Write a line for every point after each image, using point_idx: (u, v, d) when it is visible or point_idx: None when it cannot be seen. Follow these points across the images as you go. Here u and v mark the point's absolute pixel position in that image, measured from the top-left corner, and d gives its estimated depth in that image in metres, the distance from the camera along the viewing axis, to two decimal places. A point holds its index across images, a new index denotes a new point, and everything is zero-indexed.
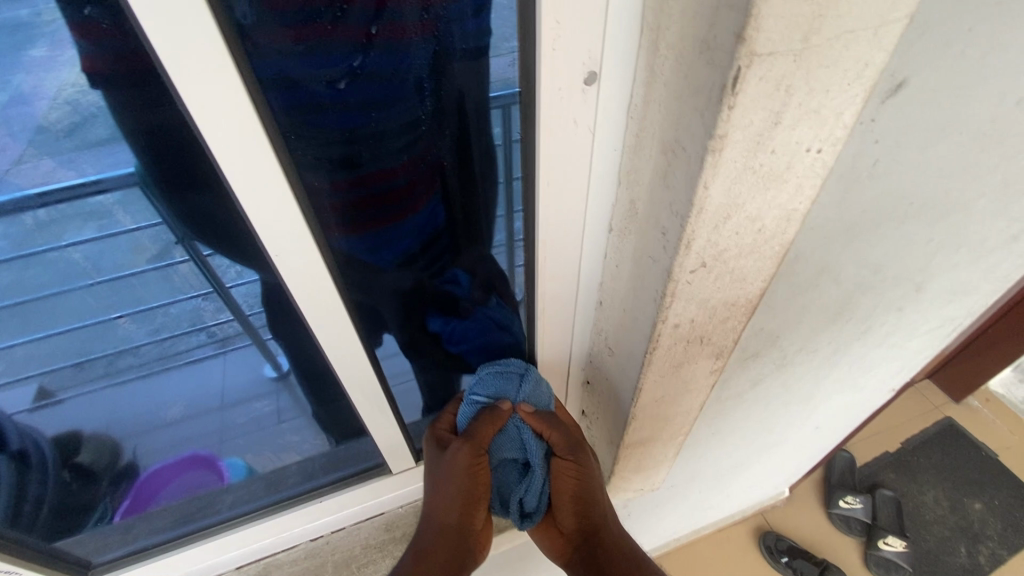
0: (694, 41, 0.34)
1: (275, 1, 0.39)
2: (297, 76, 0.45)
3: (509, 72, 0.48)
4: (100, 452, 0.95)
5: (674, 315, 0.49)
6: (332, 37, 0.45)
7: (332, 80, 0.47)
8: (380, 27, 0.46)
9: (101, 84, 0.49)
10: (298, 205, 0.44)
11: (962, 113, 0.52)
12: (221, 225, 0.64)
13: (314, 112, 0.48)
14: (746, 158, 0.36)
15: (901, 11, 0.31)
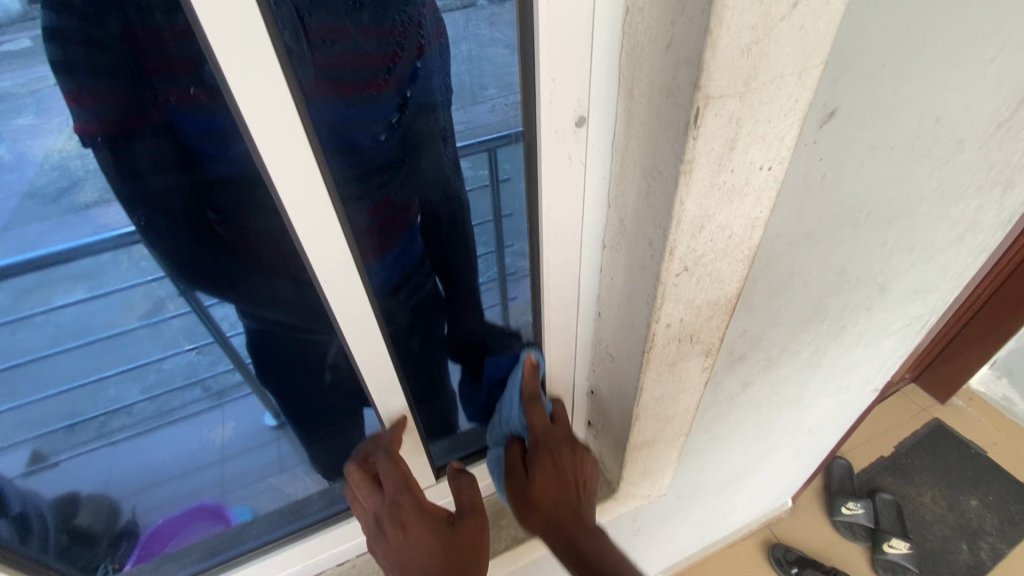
0: (662, 89, 0.42)
1: (333, 61, 0.59)
2: (341, 121, 0.63)
3: (491, 116, 0.65)
4: (95, 516, 1.01)
5: (666, 316, 0.56)
6: (368, 94, 0.64)
7: (362, 123, 0.65)
8: (411, 91, 0.66)
9: (186, 122, 0.67)
10: (344, 234, 0.52)
11: (889, 131, 0.62)
12: (231, 277, 0.87)
13: (347, 149, 0.65)
14: (711, 176, 0.44)
15: (817, 58, 0.40)
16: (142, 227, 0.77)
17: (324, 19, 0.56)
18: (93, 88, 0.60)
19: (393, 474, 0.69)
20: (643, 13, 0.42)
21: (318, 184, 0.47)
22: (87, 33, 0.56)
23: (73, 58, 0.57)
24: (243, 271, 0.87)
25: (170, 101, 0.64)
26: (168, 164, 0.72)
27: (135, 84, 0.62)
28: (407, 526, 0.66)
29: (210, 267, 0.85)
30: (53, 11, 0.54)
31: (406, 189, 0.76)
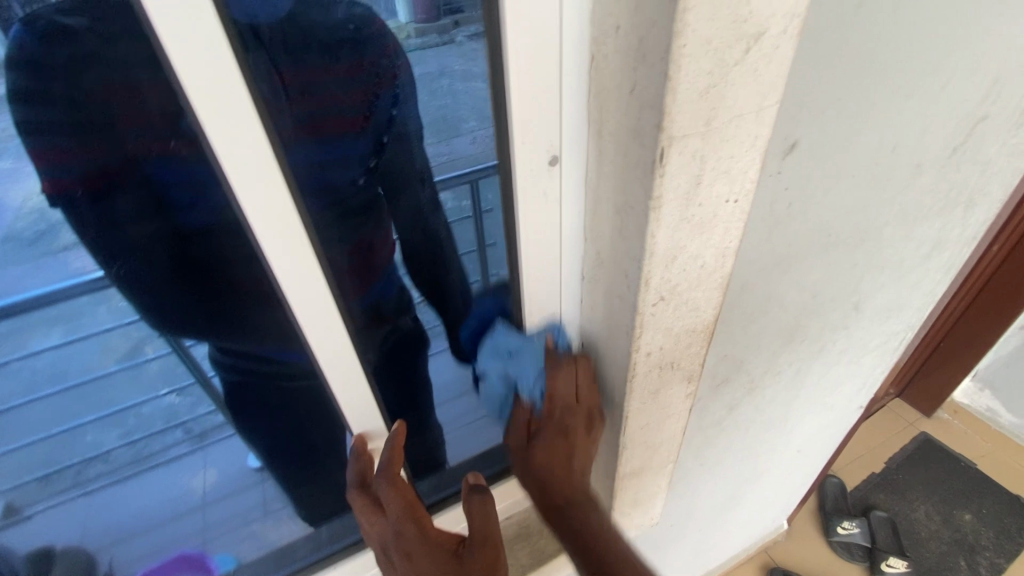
0: (628, 130, 0.44)
1: (312, 102, 0.62)
2: (319, 161, 0.67)
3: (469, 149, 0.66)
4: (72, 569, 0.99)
5: (646, 345, 0.57)
6: (342, 135, 0.66)
7: (336, 165, 0.68)
8: (388, 134, 0.69)
9: (181, 164, 0.70)
10: (326, 277, 0.52)
11: (849, 160, 0.65)
12: (210, 321, 0.87)
13: (324, 190, 0.69)
14: (680, 210, 0.46)
15: (772, 99, 0.43)
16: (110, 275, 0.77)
17: (293, 67, 0.59)
18: (60, 144, 0.64)
19: (393, 501, 0.61)
20: (607, 59, 0.44)
21: (298, 229, 0.48)
22: (52, 90, 0.60)
23: (42, 113, 0.61)
24: (225, 313, 0.87)
25: (143, 154, 0.68)
26: (142, 215, 0.73)
27: (104, 136, 0.66)
28: (413, 558, 0.59)
29: (189, 312, 0.85)
30: (19, 71, 0.58)
31: (379, 228, 0.77)
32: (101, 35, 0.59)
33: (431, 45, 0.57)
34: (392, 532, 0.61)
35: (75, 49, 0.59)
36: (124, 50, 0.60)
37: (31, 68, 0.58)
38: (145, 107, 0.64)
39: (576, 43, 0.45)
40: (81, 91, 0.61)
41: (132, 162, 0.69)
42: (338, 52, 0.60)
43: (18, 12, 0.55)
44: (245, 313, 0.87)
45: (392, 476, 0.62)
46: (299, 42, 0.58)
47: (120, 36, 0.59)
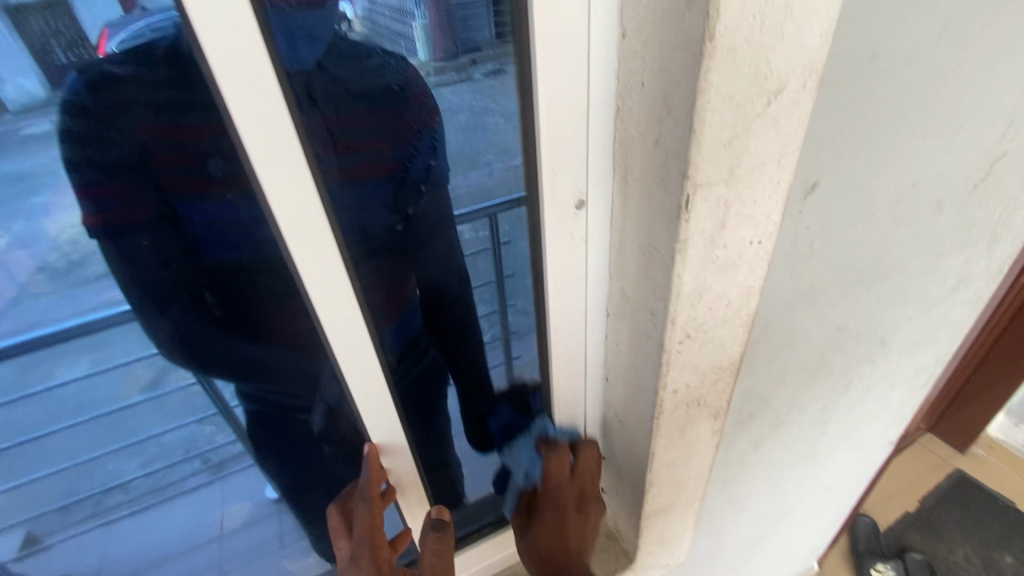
0: (653, 177, 0.46)
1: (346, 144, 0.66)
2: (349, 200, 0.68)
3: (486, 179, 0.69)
4: None
5: (672, 382, 0.58)
6: (374, 175, 0.70)
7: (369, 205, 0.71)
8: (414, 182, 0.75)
9: (216, 200, 0.74)
10: (360, 305, 0.54)
11: (869, 199, 0.67)
12: (230, 353, 0.91)
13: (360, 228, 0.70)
14: (706, 251, 0.47)
15: (793, 147, 0.44)
16: (139, 307, 0.82)
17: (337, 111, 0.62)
18: (103, 181, 0.69)
19: (361, 526, 0.63)
20: (631, 110, 0.47)
21: (339, 270, 0.50)
22: (101, 134, 0.65)
23: (88, 153, 0.66)
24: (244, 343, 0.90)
25: (177, 192, 0.74)
26: (172, 251, 0.78)
27: (143, 175, 0.71)
28: None
29: (209, 344, 0.89)
30: (70, 116, 0.62)
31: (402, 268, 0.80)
32: (148, 83, 0.62)
33: (447, 83, 0.60)
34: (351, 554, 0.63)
35: (122, 97, 0.63)
36: (163, 95, 0.63)
37: (81, 114, 0.62)
38: (180, 150, 0.69)
39: (602, 94, 0.48)
40: (126, 134, 0.67)
41: (168, 201, 0.74)
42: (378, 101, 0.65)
43: (63, 58, 0.54)
44: (268, 344, 0.89)
45: (372, 500, 0.64)
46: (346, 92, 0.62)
47: (161, 83, 0.62)
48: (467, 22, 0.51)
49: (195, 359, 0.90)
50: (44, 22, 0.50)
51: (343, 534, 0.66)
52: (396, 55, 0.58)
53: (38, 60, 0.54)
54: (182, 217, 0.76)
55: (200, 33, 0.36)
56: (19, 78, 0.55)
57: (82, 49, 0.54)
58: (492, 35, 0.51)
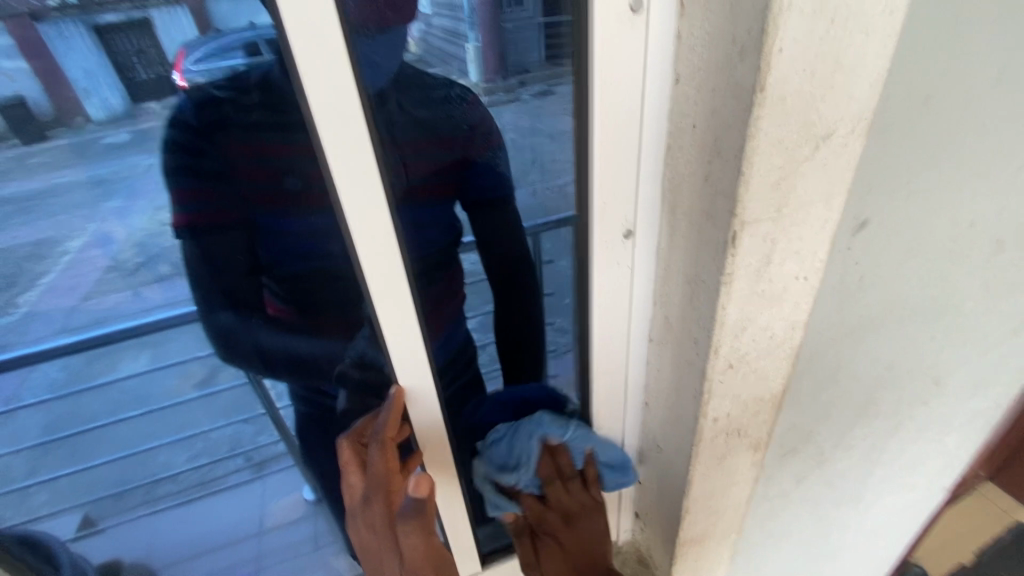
0: (701, 212, 0.48)
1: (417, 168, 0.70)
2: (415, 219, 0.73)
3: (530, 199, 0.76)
4: None
5: (713, 411, 0.59)
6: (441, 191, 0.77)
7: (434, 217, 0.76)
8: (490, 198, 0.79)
9: (293, 211, 0.79)
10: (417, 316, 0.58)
11: (923, 236, 0.66)
12: (277, 354, 0.95)
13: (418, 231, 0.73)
14: (751, 285, 0.49)
15: (841, 188, 0.46)
16: (203, 305, 0.88)
17: (411, 128, 0.67)
18: (193, 187, 0.75)
19: (376, 466, 0.58)
20: (682, 148, 0.49)
21: (402, 287, 0.55)
22: (197, 145, 0.72)
23: (184, 161, 0.73)
24: (292, 338, 0.94)
25: (256, 204, 0.80)
26: (240, 257, 0.84)
27: (227, 185, 0.77)
28: (375, 528, 0.59)
29: (259, 344, 0.93)
30: (174, 127, 0.70)
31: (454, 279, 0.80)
32: (241, 106, 0.70)
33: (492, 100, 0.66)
34: (365, 495, 0.59)
35: (219, 114, 0.71)
36: (255, 116, 0.71)
37: (186, 127, 0.70)
38: (261, 164, 0.75)
39: (655, 131, 0.50)
40: (219, 147, 0.73)
41: (242, 212, 0.80)
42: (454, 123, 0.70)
43: (144, 74, 0.66)
44: (313, 339, 0.94)
45: (385, 442, 0.58)
46: (418, 111, 0.65)
47: (251, 107, 0.70)
48: (519, 47, 0.57)
49: (244, 356, 0.95)
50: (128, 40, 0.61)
51: (352, 468, 0.60)
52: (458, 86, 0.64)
53: (122, 79, 0.66)
54: (253, 226, 0.82)
55: (304, 80, 0.41)
56: (106, 93, 0.67)
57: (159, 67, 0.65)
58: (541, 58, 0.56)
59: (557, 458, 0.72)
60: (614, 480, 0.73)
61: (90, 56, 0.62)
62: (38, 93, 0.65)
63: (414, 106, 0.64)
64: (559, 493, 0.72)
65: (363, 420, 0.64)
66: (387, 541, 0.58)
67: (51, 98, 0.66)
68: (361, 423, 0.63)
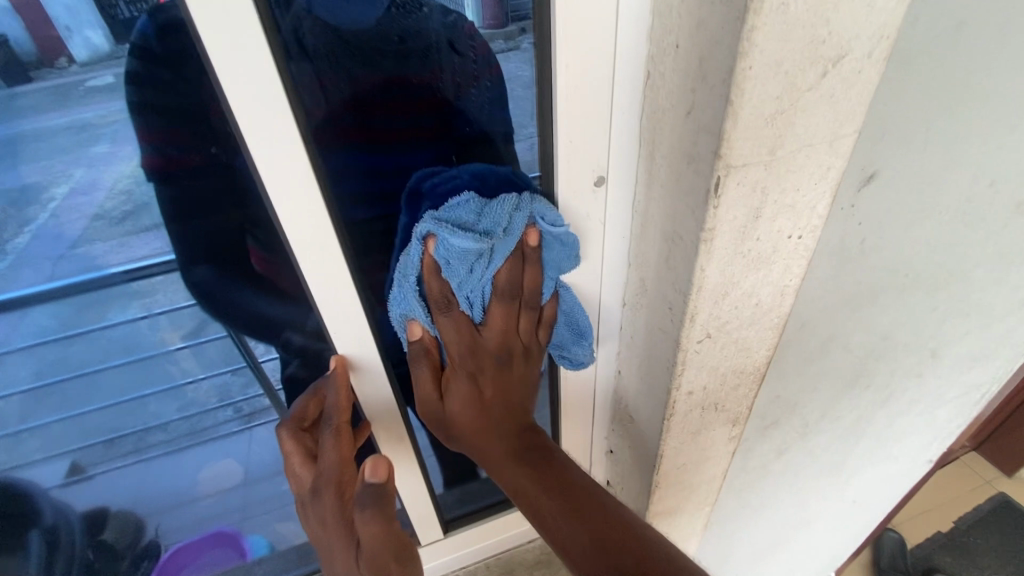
0: (682, 155, 0.41)
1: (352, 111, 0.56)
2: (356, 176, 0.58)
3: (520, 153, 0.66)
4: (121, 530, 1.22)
5: (687, 383, 0.53)
6: (400, 140, 0.59)
7: (399, 177, 0.60)
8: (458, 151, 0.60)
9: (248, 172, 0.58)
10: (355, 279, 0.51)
11: (936, 195, 0.58)
12: (252, 307, 0.85)
13: (381, 201, 0.60)
14: (735, 245, 0.42)
15: (849, 128, 0.38)
16: (181, 256, 0.78)
17: (364, 73, 0.54)
18: (164, 127, 0.62)
19: (328, 453, 0.54)
20: (663, 77, 0.41)
21: None
22: (161, 80, 0.57)
23: (150, 98, 0.59)
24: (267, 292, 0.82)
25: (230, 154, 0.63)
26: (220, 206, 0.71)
27: (203, 128, 0.62)
28: (325, 526, 0.54)
29: (229, 292, 0.83)
30: (137, 58, 0.55)
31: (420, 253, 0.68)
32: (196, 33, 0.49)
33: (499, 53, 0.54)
34: (313, 489, 0.54)
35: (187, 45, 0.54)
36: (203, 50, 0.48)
37: (147, 56, 0.55)
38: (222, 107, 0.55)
39: (632, 55, 0.42)
40: (188, 83, 0.57)
41: (222, 160, 0.65)
42: (418, 62, 0.55)
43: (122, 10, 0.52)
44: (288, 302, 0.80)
45: (337, 426, 0.56)
46: (367, 45, 0.53)
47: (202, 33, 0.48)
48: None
49: (228, 313, 0.86)
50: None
51: (298, 458, 0.57)
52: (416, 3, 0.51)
53: (104, 16, 0.52)
54: (235, 178, 0.67)
55: None
56: (86, 29, 0.53)
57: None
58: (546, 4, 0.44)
59: (512, 314, 0.53)
60: (566, 338, 0.58)
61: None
62: (24, 37, 0.53)
63: (352, 22, 0.51)
64: (502, 321, 0.53)
65: (305, 403, 0.60)
66: (339, 535, 0.53)
67: (33, 41, 0.53)
68: (302, 409, 0.59)
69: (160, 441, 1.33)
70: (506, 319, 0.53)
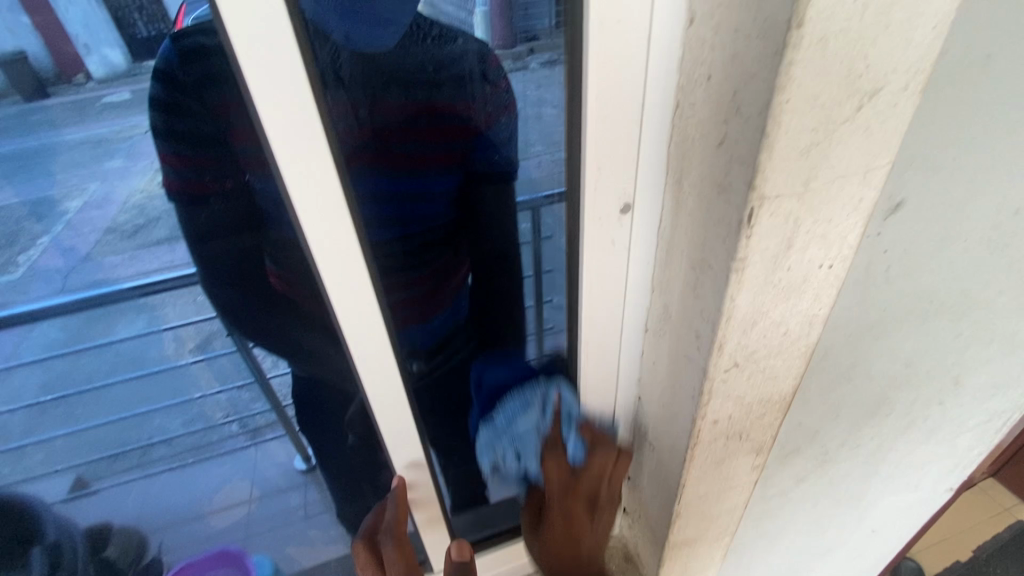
0: (713, 184, 0.41)
1: (382, 128, 0.65)
2: (381, 192, 0.68)
3: (534, 171, 0.67)
4: (125, 550, 1.10)
5: (712, 412, 0.52)
6: (432, 169, 0.70)
7: (417, 197, 0.71)
8: (478, 166, 0.72)
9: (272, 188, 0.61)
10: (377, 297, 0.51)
11: (963, 223, 0.58)
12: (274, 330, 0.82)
13: (398, 220, 0.70)
14: (765, 275, 0.42)
15: (882, 159, 0.38)
16: (203, 276, 0.76)
17: (408, 101, 0.65)
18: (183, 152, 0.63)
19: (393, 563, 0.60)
20: (693, 107, 0.41)
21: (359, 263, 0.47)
22: (181, 103, 0.59)
23: (174, 122, 0.60)
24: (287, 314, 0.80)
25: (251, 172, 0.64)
26: (243, 226, 0.71)
27: (224, 151, 0.64)
28: None
29: (248, 315, 0.81)
30: (159, 83, 0.57)
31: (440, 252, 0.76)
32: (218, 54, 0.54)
33: (507, 66, 0.60)
34: None
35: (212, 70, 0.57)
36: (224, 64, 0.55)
37: (172, 82, 0.57)
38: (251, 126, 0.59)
39: (661, 85, 0.42)
40: (208, 107, 0.60)
41: (237, 176, 0.66)
42: (456, 94, 0.66)
43: (145, 30, 0.53)
44: (310, 324, 0.79)
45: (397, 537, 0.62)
46: (405, 78, 0.64)
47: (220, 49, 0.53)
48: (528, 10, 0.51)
49: (254, 333, 0.84)
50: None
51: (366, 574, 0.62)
52: (457, 32, 0.60)
53: (124, 36, 0.53)
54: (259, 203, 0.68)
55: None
56: (104, 47, 0.52)
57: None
58: (552, 23, 0.49)
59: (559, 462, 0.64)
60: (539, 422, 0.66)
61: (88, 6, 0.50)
62: (40, 50, 0.52)
63: (402, 73, 0.63)
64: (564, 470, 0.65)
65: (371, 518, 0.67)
66: None
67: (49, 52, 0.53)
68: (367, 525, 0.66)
69: (166, 455, 1.25)
70: (593, 433, 0.66)
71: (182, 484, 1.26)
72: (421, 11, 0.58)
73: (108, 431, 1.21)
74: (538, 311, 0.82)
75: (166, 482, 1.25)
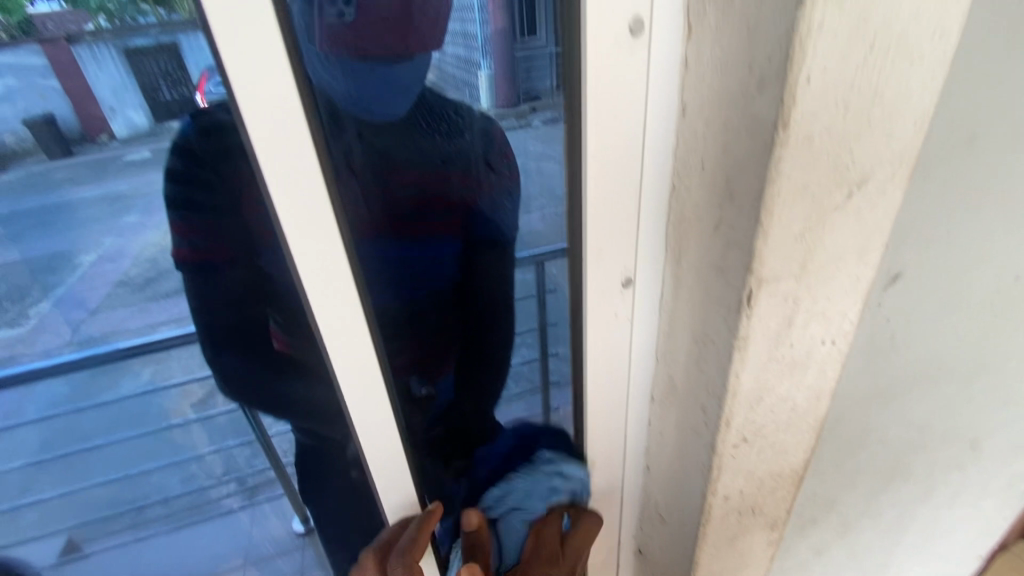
0: (711, 265, 0.42)
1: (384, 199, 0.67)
2: (383, 258, 0.68)
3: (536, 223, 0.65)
4: None
5: (723, 487, 0.51)
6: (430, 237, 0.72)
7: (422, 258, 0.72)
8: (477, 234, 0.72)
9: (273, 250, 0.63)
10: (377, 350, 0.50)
11: (963, 290, 0.58)
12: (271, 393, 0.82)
13: (402, 283, 0.71)
14: (768, 352, 0.42)
15: (876, 241, 0.39)
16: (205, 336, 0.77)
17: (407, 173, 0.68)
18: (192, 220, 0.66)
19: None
20: (689, 191, 0.43)
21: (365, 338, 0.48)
22: (200, 176, 0.62)
23: (188, 192, 0.64)
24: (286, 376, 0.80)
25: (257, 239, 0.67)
26: (248, 293, 0.73)
27: (234, 218, 0.65)
28: None
29: (246, 380, 0.81)
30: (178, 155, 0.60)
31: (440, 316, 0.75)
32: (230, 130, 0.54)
33: (507, 128, 0.61)
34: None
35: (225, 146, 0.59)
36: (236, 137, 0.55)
37: (188, 153, 0.60)
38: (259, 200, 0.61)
39: (658, 170, 0.44)
40: (223, 176, 0.61)
41: (245, 242, 0.68)
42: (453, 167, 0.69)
43: (167, 94, 0.54)
44: (308, 386, 0.80)
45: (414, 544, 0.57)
46: (415, 139, 0.66)
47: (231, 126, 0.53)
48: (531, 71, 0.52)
49: (256, 401, 0.83)
50: (143, 18, 0.46)
51: None
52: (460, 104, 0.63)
53: (149, 99, 0.54)
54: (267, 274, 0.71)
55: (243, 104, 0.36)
56: (128, 110, 0.55)
57: (162, 9, 0.45)
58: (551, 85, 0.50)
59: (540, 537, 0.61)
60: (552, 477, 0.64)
61: (116, 75, 0.51)
62: (67, 112, 0.55)
63: (401, 148, 0.66)
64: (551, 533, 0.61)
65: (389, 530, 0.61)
66: None
67: (78, 115, 0.55)
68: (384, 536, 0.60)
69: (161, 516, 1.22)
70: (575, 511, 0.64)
71: (174, 548, 1.22)
72: (431, 77, 0.61)
73: (111, 489, 1.18)
74: (543, 365, 0.72)
75: (158, 544, 1.21)
